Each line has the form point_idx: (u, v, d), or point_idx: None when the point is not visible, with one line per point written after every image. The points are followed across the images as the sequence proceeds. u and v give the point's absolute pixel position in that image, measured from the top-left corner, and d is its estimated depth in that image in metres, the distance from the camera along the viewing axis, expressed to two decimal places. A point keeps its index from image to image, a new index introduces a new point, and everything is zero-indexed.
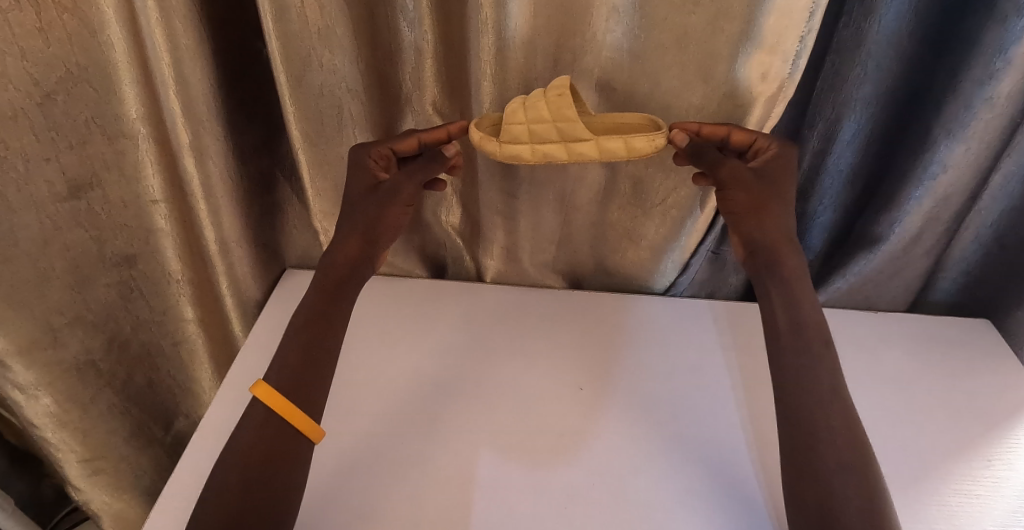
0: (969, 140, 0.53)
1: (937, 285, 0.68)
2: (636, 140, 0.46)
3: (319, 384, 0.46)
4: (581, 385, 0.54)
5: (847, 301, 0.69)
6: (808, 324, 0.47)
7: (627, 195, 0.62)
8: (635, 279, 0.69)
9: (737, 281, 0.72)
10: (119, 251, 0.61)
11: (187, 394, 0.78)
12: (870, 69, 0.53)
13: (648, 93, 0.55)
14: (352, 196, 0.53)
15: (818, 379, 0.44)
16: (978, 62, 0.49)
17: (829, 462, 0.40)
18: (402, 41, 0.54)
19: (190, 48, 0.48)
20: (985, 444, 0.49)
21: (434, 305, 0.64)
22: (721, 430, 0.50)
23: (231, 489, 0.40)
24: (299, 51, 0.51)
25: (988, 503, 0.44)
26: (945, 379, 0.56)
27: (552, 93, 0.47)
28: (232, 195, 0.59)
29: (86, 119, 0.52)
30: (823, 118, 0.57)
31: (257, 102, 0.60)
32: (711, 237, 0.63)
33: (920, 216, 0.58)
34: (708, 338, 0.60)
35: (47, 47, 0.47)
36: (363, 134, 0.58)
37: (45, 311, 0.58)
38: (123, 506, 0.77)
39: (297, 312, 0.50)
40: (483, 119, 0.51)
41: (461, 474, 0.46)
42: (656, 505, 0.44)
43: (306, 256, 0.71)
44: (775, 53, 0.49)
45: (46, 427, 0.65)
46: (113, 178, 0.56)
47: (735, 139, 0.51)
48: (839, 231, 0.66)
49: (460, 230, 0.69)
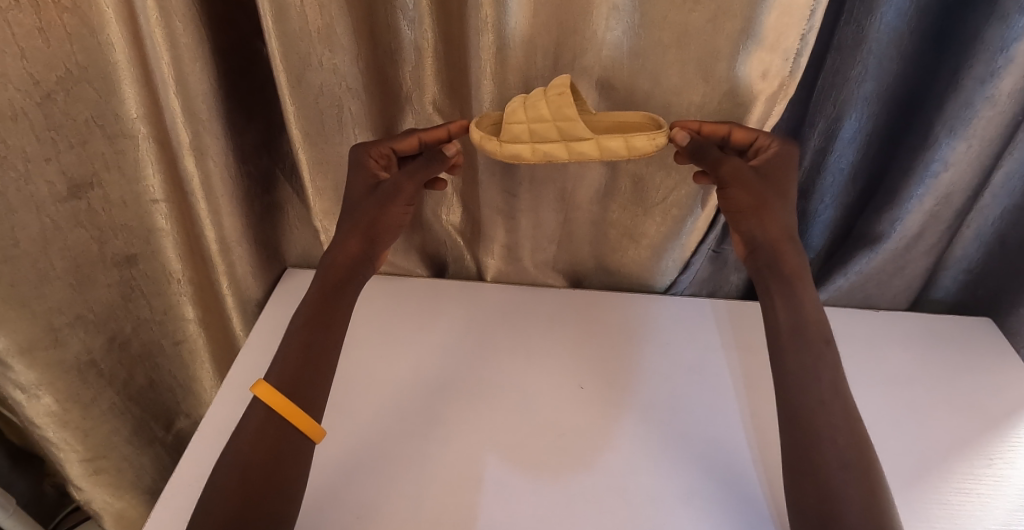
0: (970, 138, 0.53)
1: (938, 283, 0.68)
2: (637, 139, 0.46)
3: (320, 383, 0.46)
4: (582, 384, 0.54)
5: (847, 299, 0.68)
6: (809, 322, 0.47)
7: (627, 194, 0.62)
8: (636, 278, 0.69)
9: (738, 280, 0.72)
10: (119, 251, 0.61)
11: (189, 394, 0.78)
12: (871, 66, 0.53)
13: (648, 92, 0.55)
14: (352, 196, 0.53)
15: (820, 377, 0.44)
16: (979, 59, 0.49)
17: (831, 461, 0.40)
18: (401, 40, 0.54)
19: (190, 48, 0.49)
20: (986, 443, 0.49)
21: (435, 304, 0.64)
22: (723, 429, 0.50)
23: (232, 488, 0.40)
24: (299, 50, 0.51)
25: (990, 502, 0.44)
26: (946, 378, 0.56)
27: (552, 93, 0.47)
28: (233, 195, 0.59)
29: (86, 119, 0.52)
30: (823, 116, 0.57)
31: (257, 102, 0.60)
32: (712, 236, 0.63)
33: (921, 214, 0.58)
34: (709, 337, 0.60)
35: (47, 47, 0.47)
36: (363, 134, 0.58)
37: (46, 311, 0.58)
38: (125, 506, 0.77)
39: (297, 311, 0.50)
40: (483, 118, 0.51)
41: (460, 473, 0.46)
42: (656, 504, 0.44)
43: (306, 256, 0.71)
44: (775, 51, 0.49)
45: (48, 426, 0.65)
46: (113, 178, 0.57)
47: (736, 137, 0.51)
48: (840, 230, 0.66)
49: (460, 230, 0.69)
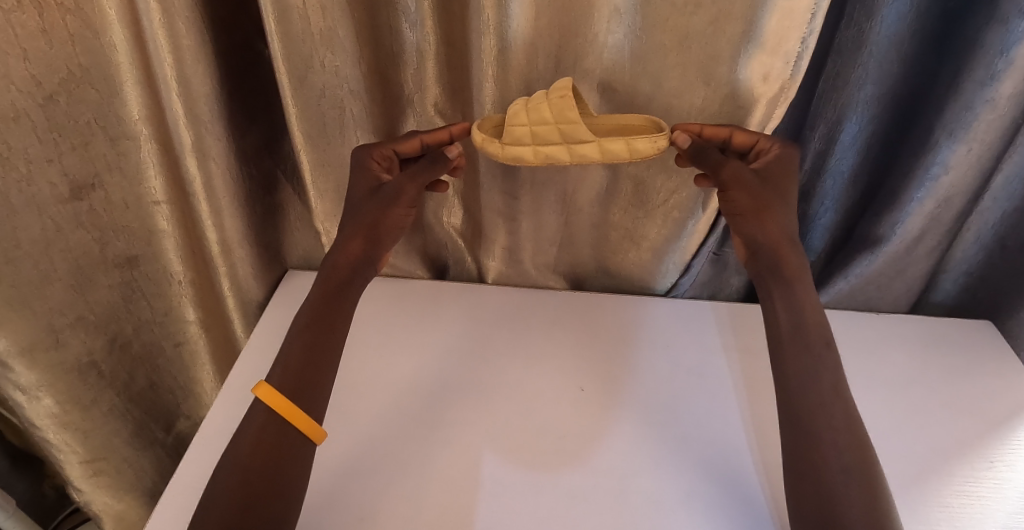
0: (970, 141, 0.53)
1: (938, 286, 0.68)
2: (638, 143, 0.47)
3: (320, 384, 0.46)
4: (583, 386, 0.54)
5: (848, 302, 0.68)
6: (810, 325, 0.47)
7: (628, 196, 0.63)
8: (637, 280, 0.69)
9: (739, 282, 0.72)
10: (121, 252, 0.61)
11: (189, 395, 0.78)
12: (871, 69, 0.53)
13: (649, 95, 0.55)
14: (354, 197, 0.53)
15: (820, 379, 0.44)
16: (980, 62, 0.49)
17: (831, 464, 0.40)
18: (403, 42, 0.54)
19: (192, 49, 0.49)
20: (987, 446, 0.49)
21: (436, 306, 0.64)
22: (724, 432, 0.50)
23: (233, 490, 0.40)
24: (301, 53, 0.51)
25: (991, 504, 0.44)
26: (947, 381, 0.56)
27: (554, 95, 0.47)
28: (234, 196, 0.59)
29: (88, 120, 0.52)
30: (824, 119, 0.57)
31: (259, 103, 0.60)
32: (712, 239, 0.63)
33: (922, 216, 0.58)
34: (710, 339, 0.60)
35: (50, 48, 0.47)
36: (365, 136, 0.59)
37: (47, 312, 0.58)
38: (124, 508, 0.77)
39: (299, 312, 0.50)
40: (485, 120, 0.51)
41: (461, 475, 0.46)
42: (657, 506, 0.44)
43: (308, 258, 0.71)
44: (776, 54, 0.49)
45: (48, 428, 0.65)
46: (115, 179, 0.57)
47: (737, 140, 0.52)
48: (841, 232, 0.66)
49: (461, 231, 0.69)
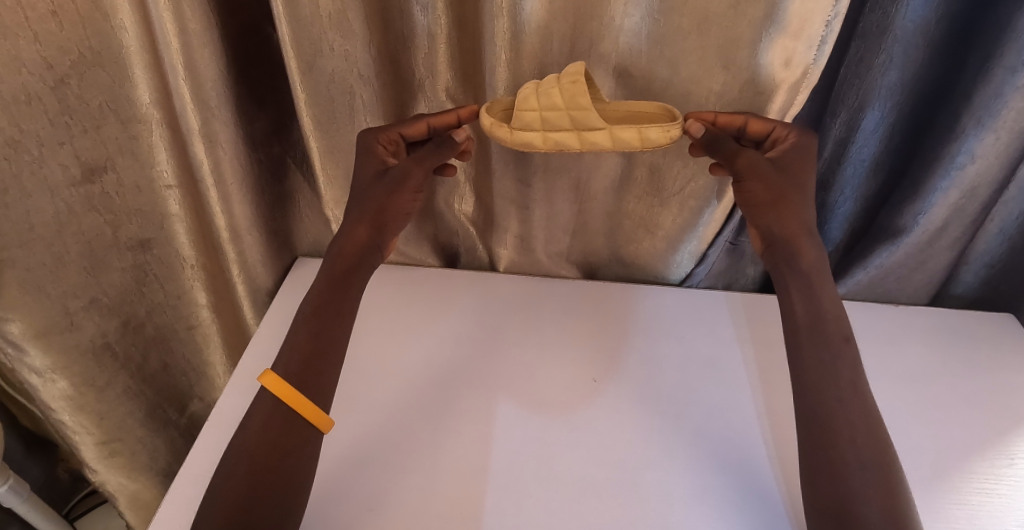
0: (998, 129, 0.51)
1: (959, 279, 0.66)
2: (650, 131, 0.45)
3: (328, 372, 0.46)
4: (594, 377, 0.54)
5: (867, 294, 0.67)
6: (829, 318, 0.46)
7: (644, 183, 0.61)
8: (651, 269, 0.68)
9: (755, 272, 0.70)
10: (133, 235, 0.61)
11: (202, 378, 0.78)
12: (896, 54, 0.51)
13: (667, 81, 0.54)
14: (360, 182, 0.52)
15: (839, 374, 0.43)
16: (1010, 48, 0.48)
17: (849, 462, 0.39)
18: (414, 26, 0.53)
19: (199, 33, 0.48)
20: (1007, 443, 0.48)
21: (447, 295, 0.63)
22: (739, 426, 0.49)
23: (239, 479, 0.40)
24: (311, 36, 0.51)
25: (1012, 503, 0.43)
26: (966, 375, 0.54)
27: (566, 80, 0.46)
28: (243, 182, 0.58)
29: (99, 104, 0.52)
30: (845, 106, 0.56)
31: (268, 87, 0.59)
32: (728, 230, 0.62)
33: (946, 206, 0.57)
34: (724, 331, 0.59)
35: (60, 31, 0.47)
36: (375, 121, 0.58)
37: (60, 294, 0.58)
38: (139, 488, 0.77)
39: (305, 299, 0.49)
40: (494, 103, 0.50)
41: (472, 465, 0.46)
42: (671, 500, 0.44)
43: (318, 245, 0.70)
44: (799, 39, 0.48)
45: (63, 410, 0.65)
46: (126, 163, 0.56)
47: (752, 128, 0.50)
48: (861, 223, 0.65)
49: (473, 220, 0.68)
